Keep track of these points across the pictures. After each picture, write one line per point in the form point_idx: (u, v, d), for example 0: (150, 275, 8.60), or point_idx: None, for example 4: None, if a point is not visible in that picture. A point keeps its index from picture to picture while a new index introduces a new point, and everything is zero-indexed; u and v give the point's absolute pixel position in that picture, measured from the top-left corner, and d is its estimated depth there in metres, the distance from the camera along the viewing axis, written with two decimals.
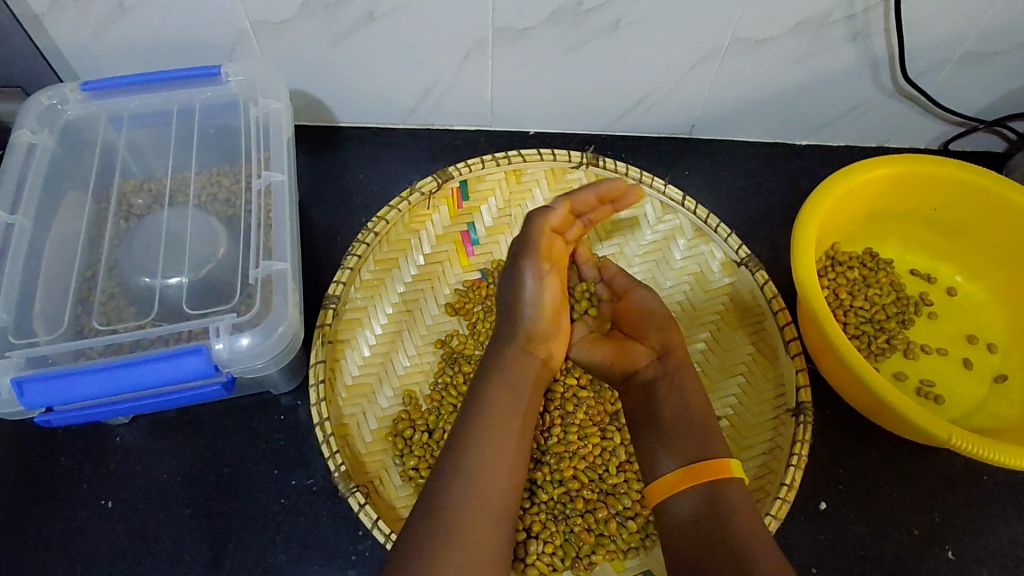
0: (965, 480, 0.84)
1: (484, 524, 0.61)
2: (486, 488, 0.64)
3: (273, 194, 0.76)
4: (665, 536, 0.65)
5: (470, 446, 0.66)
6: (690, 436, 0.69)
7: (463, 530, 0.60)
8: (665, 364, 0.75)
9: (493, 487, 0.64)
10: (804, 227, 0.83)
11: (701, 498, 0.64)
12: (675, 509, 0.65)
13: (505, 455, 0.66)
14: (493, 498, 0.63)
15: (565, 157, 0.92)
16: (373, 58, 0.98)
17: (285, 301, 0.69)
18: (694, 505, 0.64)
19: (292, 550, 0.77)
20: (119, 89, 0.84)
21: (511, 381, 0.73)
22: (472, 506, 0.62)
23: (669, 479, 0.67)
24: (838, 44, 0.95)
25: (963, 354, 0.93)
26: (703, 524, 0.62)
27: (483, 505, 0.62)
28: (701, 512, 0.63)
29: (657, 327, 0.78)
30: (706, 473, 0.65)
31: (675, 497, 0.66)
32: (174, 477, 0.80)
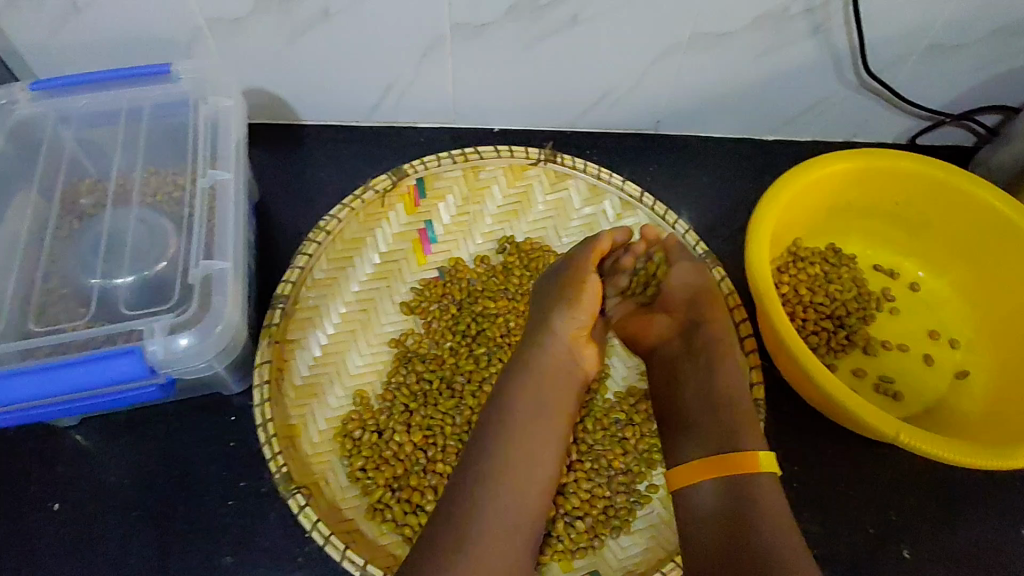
0: (923, 478, 0.83)
1: (506, 527, 0.62)
2: (512, 492, 0.64)
3: (218, 193, 0.76)
4: (687, 526, 0.66)
5: (497, 449, 0.66)
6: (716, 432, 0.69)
7: (489, 534, 0.60)
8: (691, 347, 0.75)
9: (521, 488, 0.64)
10: (759, 224, 0.82)
11: (720, 490, 0.65)
12: (697, 500, 0.66)
13: (531, 457, 0.66)
14: (518, 501, 0.64)
15: (523, 154, 0.91)
16: (332, 55, 0.97)
17: (223, 300, 0.69)
18: (714, 499, 0.65)
19: (239, 552, 0.76)
20: (69, 88, 0.83)
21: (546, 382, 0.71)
22: (496, 510, 0.62)
23: (690, 468, 0.68)
24: (799, 38, 0.94)
25: (924, 350, 0.92)
26: (725, 517, 0.63)
27: (506, 509, 0.63)
28: (723, 506, 0.64)
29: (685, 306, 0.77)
30: (728, 467, 0.65)
31: (696, 489, 0.66)
32: (122, 479, 0.80)
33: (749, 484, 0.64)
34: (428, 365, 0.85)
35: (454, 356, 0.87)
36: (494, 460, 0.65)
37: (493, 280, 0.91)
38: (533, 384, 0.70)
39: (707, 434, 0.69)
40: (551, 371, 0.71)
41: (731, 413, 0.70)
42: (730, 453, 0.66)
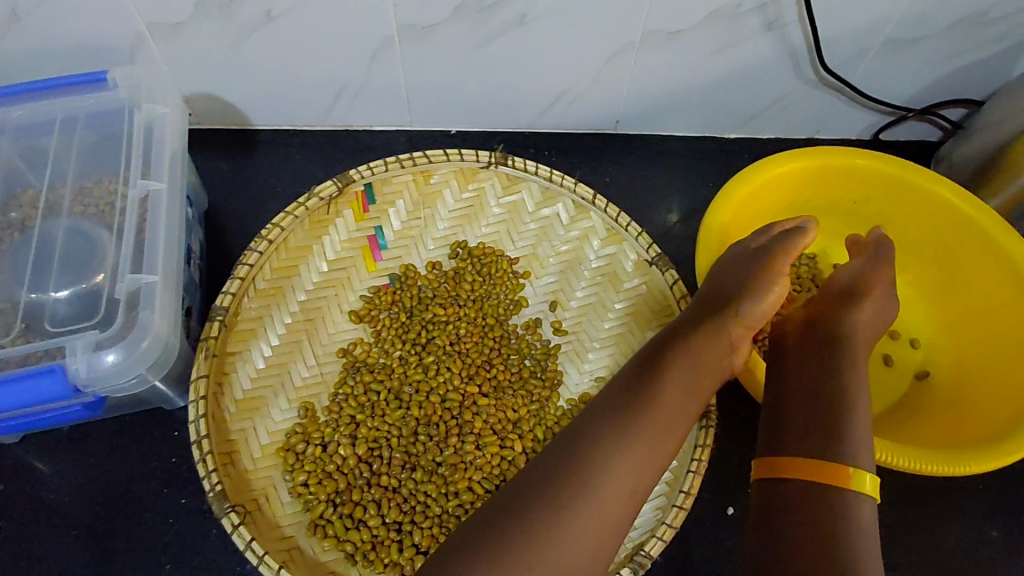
0: (880, 481, 0.82)
1: (603, 505, 0.58)
2: (631, 474, 0.60)
3: (150, 203, 0.74)
4: (763, 513, 0.62)
5: (625, 423, 0.62)
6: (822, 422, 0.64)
7: (588, 512, 0.57)
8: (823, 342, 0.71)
9: (640, 472, 0.60)
10: (710, 223, 0.83)
11: (808, 493, 0.61)
12: (784, 493, 0.62)
13: (660, 444, 0.62)
14: (632, 483, 0.59)
15: (473, 157, 0.89)
16: (280, 59, 0.95)
17: (151, 314, 0.67)
18: (803, 496, 0.61)
19: (180, 571, 0.75)
20: (1, 98, 0.81)
21: (694, 363, 0.67)
22: (605, 487, 0.58)
23: (799, 466, 0.62)
24: (753, 34, 0.92)
25: (884, 350, 0.90)
26: (813, 519, 0.59)
27: (620, 491, 0.59)
28: (812, 509, 0.59)
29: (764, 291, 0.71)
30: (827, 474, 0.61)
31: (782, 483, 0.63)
32: (61, 497, 0.78)
33: (848, 496, 0.60)
34: (377, 375, 0.83)
35: (402, 365, 0.85)
36: (615, 436, 0.61)
37: (442, 287, 0.90)
38: (676, 366, 0.66)
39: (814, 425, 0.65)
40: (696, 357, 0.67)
41: (839, 412, 0.65)
42: (839, 463, 0.61)
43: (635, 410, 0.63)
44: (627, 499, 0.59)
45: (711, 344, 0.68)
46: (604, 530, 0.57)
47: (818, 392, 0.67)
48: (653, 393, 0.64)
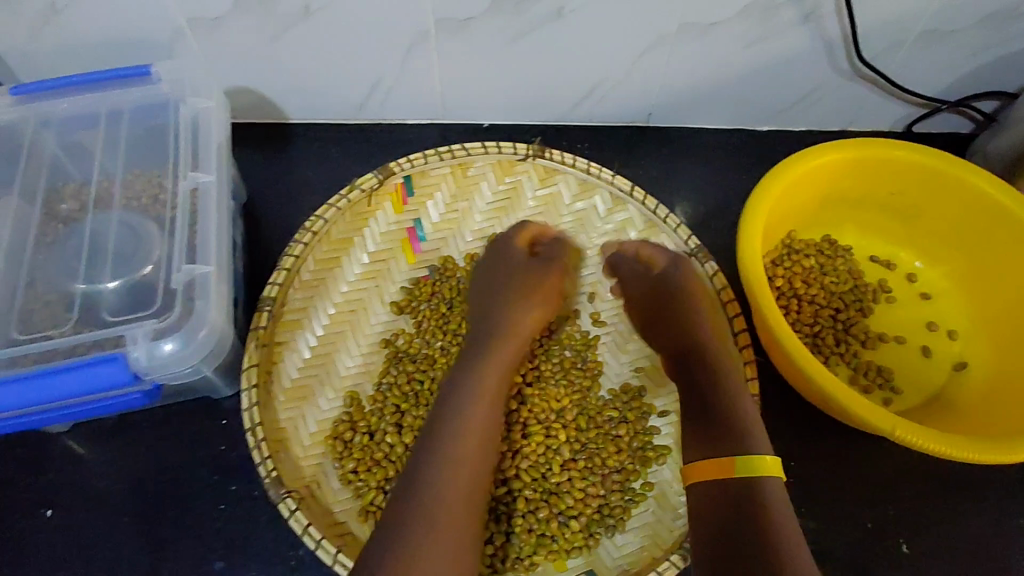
0: (922, 471, 0.82)
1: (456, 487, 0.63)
2: (463, 461, 0.65)
3: (200, 197, 0.75)
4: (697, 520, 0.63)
5: (468, 394, 0.70)
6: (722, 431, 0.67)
7: (427, 504, 0.61)
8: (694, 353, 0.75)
9: (451, 467, 0.64)
10: (753, 216, 0.81)
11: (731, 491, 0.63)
12: (708, 496, 0.64)
13: (492, 421, 0.70)
14: (481, 454, 0.67)
15: (511, 149, 0.90)
16: (315, 53, 0.96)
17: (207, 304, 0.68)
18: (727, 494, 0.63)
19: (231, 557, 0.76)
20: (47, 92, 0.82)
21: (501, 343, 0.75)
22: (456, 473, 0.64)
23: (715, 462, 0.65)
24: (789, 26, 0.92)
25: (922, 342, 0.91)
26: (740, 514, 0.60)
27: (466, 473, 0.65)
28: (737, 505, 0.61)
29: (667, 306, 0.79)
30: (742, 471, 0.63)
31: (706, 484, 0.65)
32: (112, 484, 0.79)
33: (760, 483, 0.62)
34: (419, 365, 0.84)
35: (442, 356, 0.85)
36: (460, 415, 0.68)
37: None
38: (488, 341, 0.76)
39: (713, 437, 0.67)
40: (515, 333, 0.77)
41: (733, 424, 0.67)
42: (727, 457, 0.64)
43: (443, 401, 0.69)
44: (466, 482, 0.64)
45: (511, 314, 0.78)
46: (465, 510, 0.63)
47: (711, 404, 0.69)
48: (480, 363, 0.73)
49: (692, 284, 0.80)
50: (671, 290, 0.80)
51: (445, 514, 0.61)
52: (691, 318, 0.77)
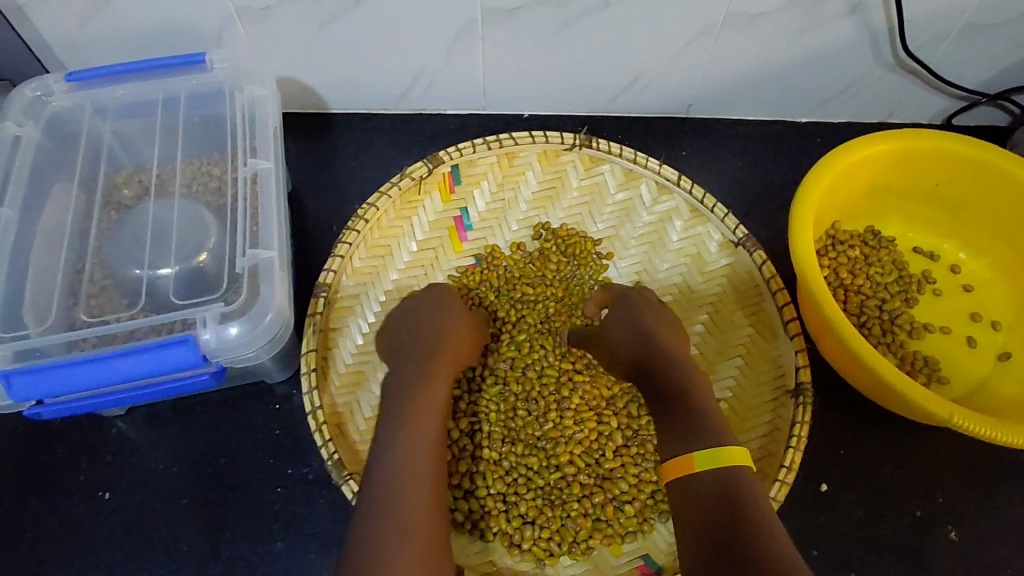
0: (969, 460, 0.83)
1: (422, 489, 0.59)
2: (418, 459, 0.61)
3: (260, 181, 0.76)
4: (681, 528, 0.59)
5: (410, 404, 0.66)
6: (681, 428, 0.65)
7: (393, 503, 0.57)
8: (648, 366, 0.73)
9: (414, 469, 0.60)
10: (803, 205, 0.80)
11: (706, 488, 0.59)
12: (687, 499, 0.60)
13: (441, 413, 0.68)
14: (432, 464, 0.62)
15: (557, 139, 0.89)
16: (360, 45, 0.95)
17: (272, 290, 0.69)
18: (704, 494, 0.58)
19: (290, 538, 0.77)
20: (100, 79, 0.83)
21: (437, 358, 0.72)
22: (416, 475, 0.60)
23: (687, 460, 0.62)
24: (836, 17, 0.91)
25: (966, 333, 0.91)
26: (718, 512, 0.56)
27: (424, 476, 0.60)
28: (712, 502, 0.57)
29: (626, 329, 0.77)
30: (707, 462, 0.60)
31: (686, 486, 0.61)
32: (169, 467, 0.80)
33: (731, 475, 0.59)
34: None
35: (489, 343, 0.85)
36: (413, 418, 0.64)
37: (530, 268, 0.91)
38: (418, 356, 0.72)
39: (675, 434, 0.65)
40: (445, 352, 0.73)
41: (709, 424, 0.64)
42: (686, 454, 0.62)
43: (396, 410, 0.65)
44: (426, 483, 0.60)
45: (452, 338, 0.75)
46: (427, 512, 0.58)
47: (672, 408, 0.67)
48: (419, 377, 0.69)
49: (638, 312, 0.78)
50: (624, 317, 0.78)
51: (408, 513, 0.57)
52: (643, 338, 0.75)
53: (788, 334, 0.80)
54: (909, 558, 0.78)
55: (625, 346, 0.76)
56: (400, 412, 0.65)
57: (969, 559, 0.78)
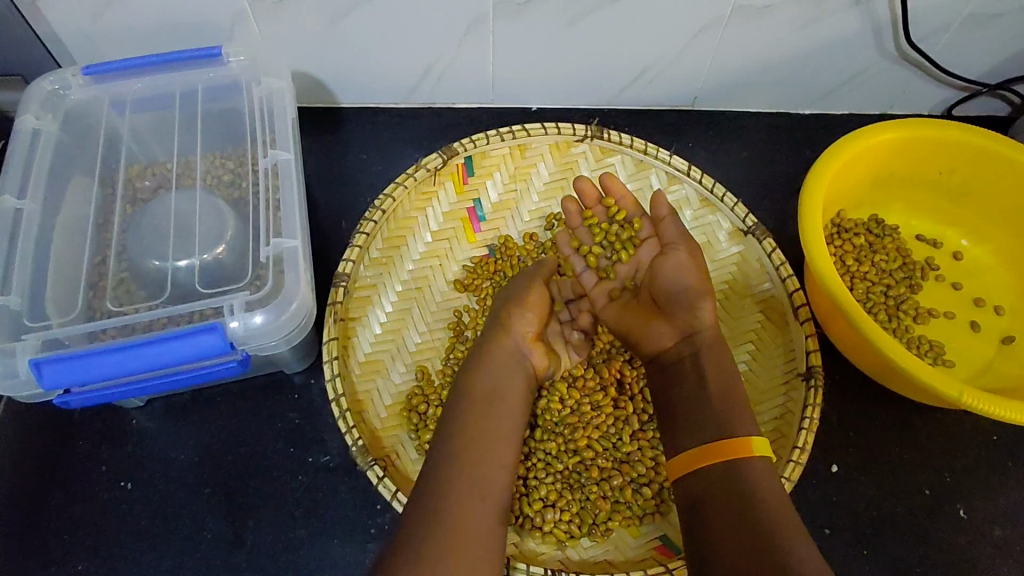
0: (975, 440, 0.85)
1: (477, 485, 0.62)
2: (474, 446, 0.65)
3: (281, 173, 0.78)
4: (684, 511, 0.64)
5: (465, 414, 0.68)
6: (710, 419, 0.67)
7: (451, 510, 0.60)
8: (692, 345, 0.73)
9: (473, 482, 0.62)
10: (811, 192, 0.82)
11: (719, 478, 0.63)
12: (696, 486, 0.64)
13: (495, 415, 0.69)
14: (490, 465, 0.65)
15: (569, 130, 0.90)
16: (371, 38, 0.96)
17: (296, 277, 0.71)
18: (717, 484, 0.62)
19: (313, 525, 0.78)
20: (119, 73, 0.84)
21: (494, 356, 0.73)
22: (472, 474, 0.63)
23: (696, 454, 0.65)
24: (841, 9, 0.93)
25: (970, 317, 0.94)
26: (729, 503, 0.60)
27: (475, 477, 0.63)
28: (724, 492, 0.62)
29: (684, 305, 0.74)
30: (726, 453, 0.64)
31: (695, 476, 0.65)
32: (191, 457, 0.81)
33: (745, 467, 0.62)
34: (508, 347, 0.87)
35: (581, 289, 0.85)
36: (463, 426, 0.67)
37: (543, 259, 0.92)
38: (477, 357, 0.73)
39: (703, 424, 0.67)
40: (513, 331, 0.75)
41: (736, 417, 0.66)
42: (716, 442, 0.65)
43: (453, 420, 0.68)
44: (479, 486, 0.62)
45: (513, 327, 0.75)
46: (491, 491, 0.63)
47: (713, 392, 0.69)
48: (487, 368, 0.72)
49: (689, 272, 0.75)
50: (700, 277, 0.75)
51: (461, 524, 0.59)
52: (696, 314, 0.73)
53: (798, 320, 0.82)
54: (919, 536, 0.80)
55: (686, 318, 0.73)
56: (459, 401, 0.69)
57: (977, 536, 0.80)
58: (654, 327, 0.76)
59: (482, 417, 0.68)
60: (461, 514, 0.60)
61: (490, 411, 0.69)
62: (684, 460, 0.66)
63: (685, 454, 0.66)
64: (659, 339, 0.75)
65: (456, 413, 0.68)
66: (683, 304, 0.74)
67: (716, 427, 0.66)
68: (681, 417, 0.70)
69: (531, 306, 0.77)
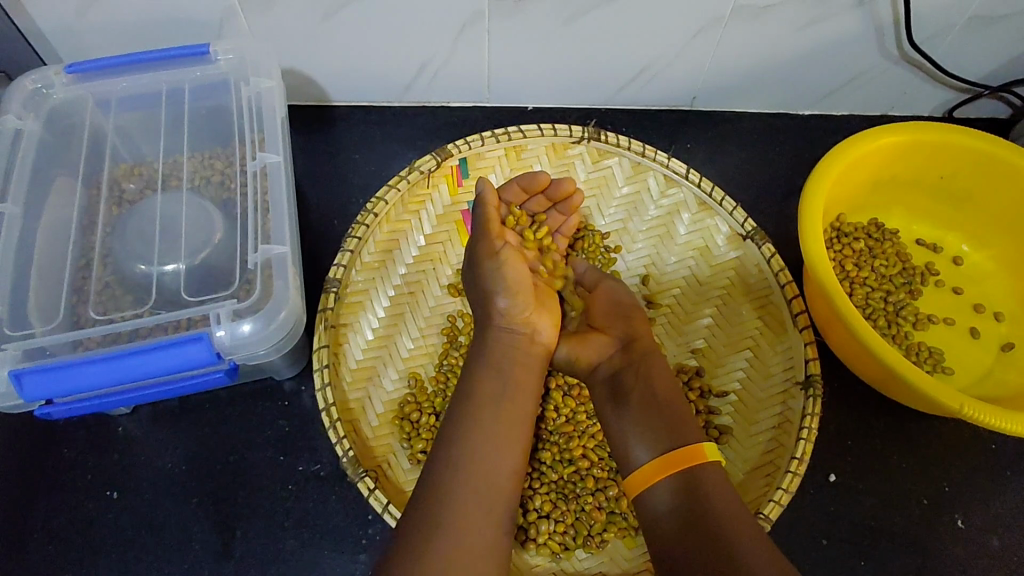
0: (973, 448, 0.84)
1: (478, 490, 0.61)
2: (477, 447, 0.64)
3: (270, 176, 0.76)
4: (646, 529, 0.64)
5: (468, 413, 0.67)
6: (663, 423, 0.67)
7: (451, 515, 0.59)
8: (629, 355, 0.74)
9: (473, 483, 0.61)
10: (812, 197, 0.80)
11: (680, 487, 0.63)
12: (659, 497, 0.63)
13: (497, 409, 0.68)
14: (495, 469, 0.63)
15: (566, 132, 0.88)
16: (364, 36, 0.94)
17: (285, 285, 0.69)
18: (675, 496, 0.62)
19: (303, 536, 0.76)
20: (103, 71, 0.81)
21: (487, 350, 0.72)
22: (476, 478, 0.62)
23: (650, 467, 0.65)
24: (844, 9, 0.91)
25: (969, 323, 0.93)
26: (685, 513, 0.60)
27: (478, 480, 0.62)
28: (681, 502, 0.62)
29: (623, 318, 0.77)
30: (684, 460, 0.64)
31: (655, 487, 0.64)
32: (179, 465, 0.79)
33: (700, 472, 0.63)
34: None
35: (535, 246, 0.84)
36: (466, 425, 0.66)
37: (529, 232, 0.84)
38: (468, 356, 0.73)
39: (655, 428, 0.67)
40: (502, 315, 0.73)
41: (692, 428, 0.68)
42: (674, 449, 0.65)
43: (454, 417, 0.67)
44: (481, 489, 0.61)
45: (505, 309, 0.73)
46: (498, 494, 0.62)
47: (659, 397, 0.69)
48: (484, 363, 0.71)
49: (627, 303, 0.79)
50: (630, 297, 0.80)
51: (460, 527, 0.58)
52: (635, 326, 0.76)
53: (797, 327, 0.81)
54: (917, 546, 0.79)
55: (623, 331, 0.76)
56: (463, 403, 0.68)
57: (975, 546, 0.79)
58: (590, 341, 0.77)
59: (482, 414, 0.67)
60: (466, 517, 0.59)
61: (497, 411, 0.67)
62: (646, 469, 0.66)
63: (637, 469, 0.66)
64: (599, 350, 0.76)
65: (459, 411, 0.67)
66: (621, 321, 0.77)
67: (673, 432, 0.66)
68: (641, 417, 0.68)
69: (521, 282, 0.74)
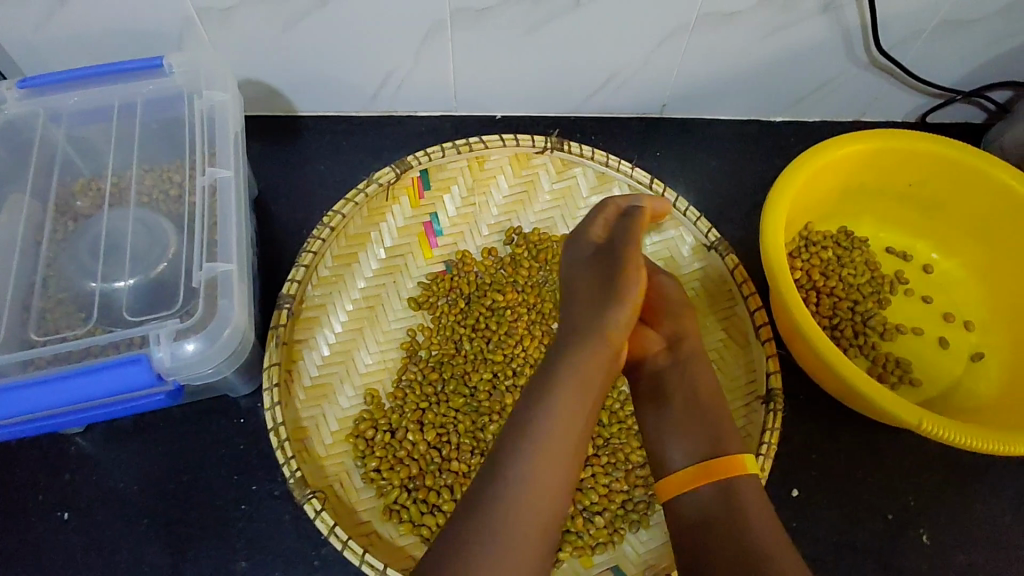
0: (941, 461, 0.83)
1: (541, 497, 0.57)
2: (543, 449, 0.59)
3: (220, 190, 0.75)
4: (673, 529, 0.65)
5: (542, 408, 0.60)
6: (702, 434, 0.68)
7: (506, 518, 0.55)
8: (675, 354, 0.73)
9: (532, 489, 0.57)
10: (774, 207, 0.79)
11: (715, 496, 0.63)
12: (689, 504, 0.64)
13: (570, 412, 0.61)
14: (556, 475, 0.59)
15: (529, 142, 0.87)
16: (325, 47, 0.93)
17: (230, 304, 0.68)
18: (709, 503, 0.63)
19: (255, 557, 0.75)
20: (55, 86, 0.80)
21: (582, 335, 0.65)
22: (540, 485, 0.57)
23: (683, 473, 0.66)
24: (809, 16, 0.89)
25: (939, 333, 0.91)
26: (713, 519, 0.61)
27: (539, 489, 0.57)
28: (714, 508, 0.62)
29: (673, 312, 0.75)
30: (720, 471, 0.65)
31: (687, 494, 0.65)
32: (131, 485, 0.78)
33: (732, 482, 0.64)
34: (452, 365, 0.85)
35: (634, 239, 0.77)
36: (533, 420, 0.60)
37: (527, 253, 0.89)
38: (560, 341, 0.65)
39: (693, 437, 0.68)
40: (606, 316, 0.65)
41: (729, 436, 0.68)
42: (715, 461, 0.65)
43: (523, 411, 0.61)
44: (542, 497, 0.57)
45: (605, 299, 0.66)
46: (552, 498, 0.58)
47: (699, 401, 0.70)
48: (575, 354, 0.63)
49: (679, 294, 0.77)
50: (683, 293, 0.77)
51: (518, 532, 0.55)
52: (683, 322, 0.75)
53: (759, 340, 0.80)
54: (881, 562, 0.78)
55: (670, 325, 0.75)
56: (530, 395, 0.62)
57: (940, 561, 0.78)
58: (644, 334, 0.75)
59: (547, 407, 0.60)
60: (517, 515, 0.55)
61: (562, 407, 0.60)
62: (682, 476, 0.66)
63: (675, 474, 0.66)
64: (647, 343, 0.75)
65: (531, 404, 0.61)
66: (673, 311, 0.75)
67: (710, 442, 0.67)
68: (689, 424, 0.68)
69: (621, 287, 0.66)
